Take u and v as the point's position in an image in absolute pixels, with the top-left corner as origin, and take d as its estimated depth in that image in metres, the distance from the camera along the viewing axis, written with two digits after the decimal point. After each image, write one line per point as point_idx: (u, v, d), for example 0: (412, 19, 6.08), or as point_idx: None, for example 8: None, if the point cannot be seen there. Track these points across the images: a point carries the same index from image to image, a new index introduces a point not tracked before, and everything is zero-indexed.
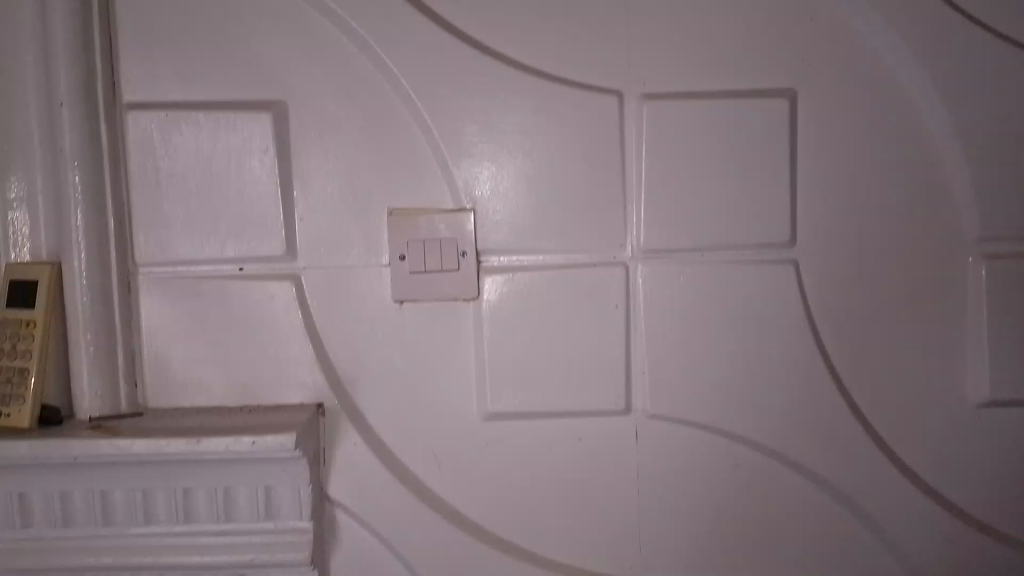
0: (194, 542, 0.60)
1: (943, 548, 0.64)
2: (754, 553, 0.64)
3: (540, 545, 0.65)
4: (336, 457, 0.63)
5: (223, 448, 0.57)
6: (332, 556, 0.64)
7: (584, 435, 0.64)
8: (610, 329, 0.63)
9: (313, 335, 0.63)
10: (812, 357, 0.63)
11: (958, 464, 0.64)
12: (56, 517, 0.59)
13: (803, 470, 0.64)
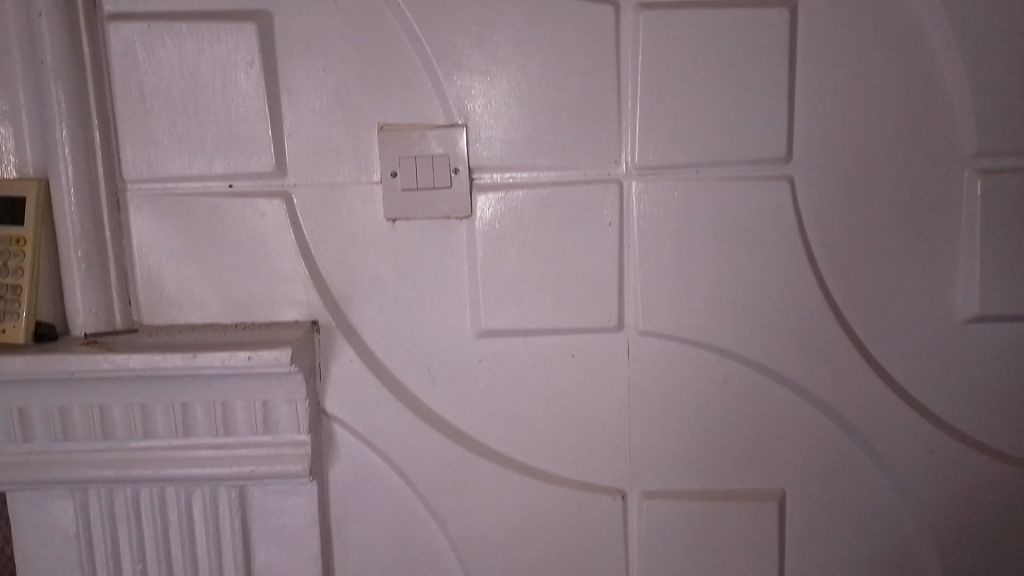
0: (194, 455, 0.61)
1: (928, 461, 0.66)
2: (741, 465, 0.66)
3: (533, 457, 0.66)
4: (332, 373, 0.64)
5: (218, 363, 0.57)
6: (330, 467, 0.65)
7: (577, 351, 0.65)
8: (604, 247, 0.63)
9: (305, 253, 0.63)
10: (805, 273, 0.63)
11: (946, 378, 0.65)
12: (57, 431, 0.60)
13: (793, 386, 0.65)
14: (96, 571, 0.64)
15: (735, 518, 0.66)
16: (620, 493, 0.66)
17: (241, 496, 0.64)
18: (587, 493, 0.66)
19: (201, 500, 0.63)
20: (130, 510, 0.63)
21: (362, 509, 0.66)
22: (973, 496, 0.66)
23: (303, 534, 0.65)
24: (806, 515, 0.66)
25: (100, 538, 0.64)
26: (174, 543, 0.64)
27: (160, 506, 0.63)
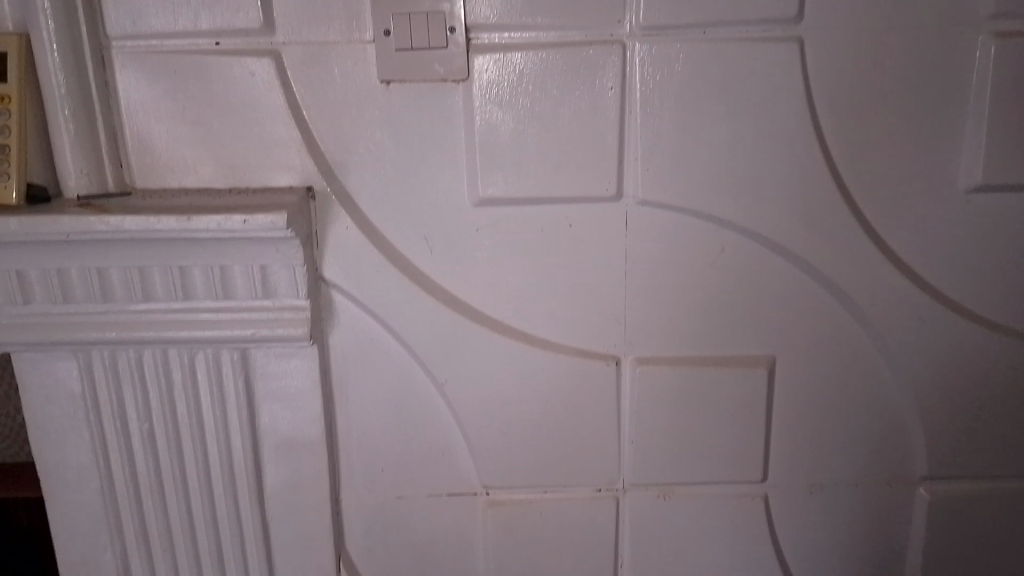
0: (195, 318, 0.62)
1: (918, 330, 0.67)
2: (734, 333, 0.67)
3: (530, 325, 0.67)
4: (328, 239, 0.63)
5: (214, 227, 0.57)
6: (330, 332, 0.66)
7: (575, 220, 0.64)
8: (604, 112, 0.61)
9: (297, 116, 0.61)
10: (809, 142, 0.62)
11: (942, 248, 0.65)
12: (55, 293, 0.60)
13: (789, 255, 0.65)
14: (104, 430, 0.66)
15: (726, 384, 0.68)
16: (614, 360, 0.67)
17: (243, 359, 0.65)
18: (583, 359, 0.67)
19: (203, 362, 0.65)
20: (134, 371, 0.64)
21: (361, 372, 0.68)
22: (959, 363, 0.68)
23: (305, 396, 0.66)
24: (796, 382, 0.68)
25: (106, 399, 0.65)
26: (178, 404, 0.66)
27: (163, 368, 0.65)
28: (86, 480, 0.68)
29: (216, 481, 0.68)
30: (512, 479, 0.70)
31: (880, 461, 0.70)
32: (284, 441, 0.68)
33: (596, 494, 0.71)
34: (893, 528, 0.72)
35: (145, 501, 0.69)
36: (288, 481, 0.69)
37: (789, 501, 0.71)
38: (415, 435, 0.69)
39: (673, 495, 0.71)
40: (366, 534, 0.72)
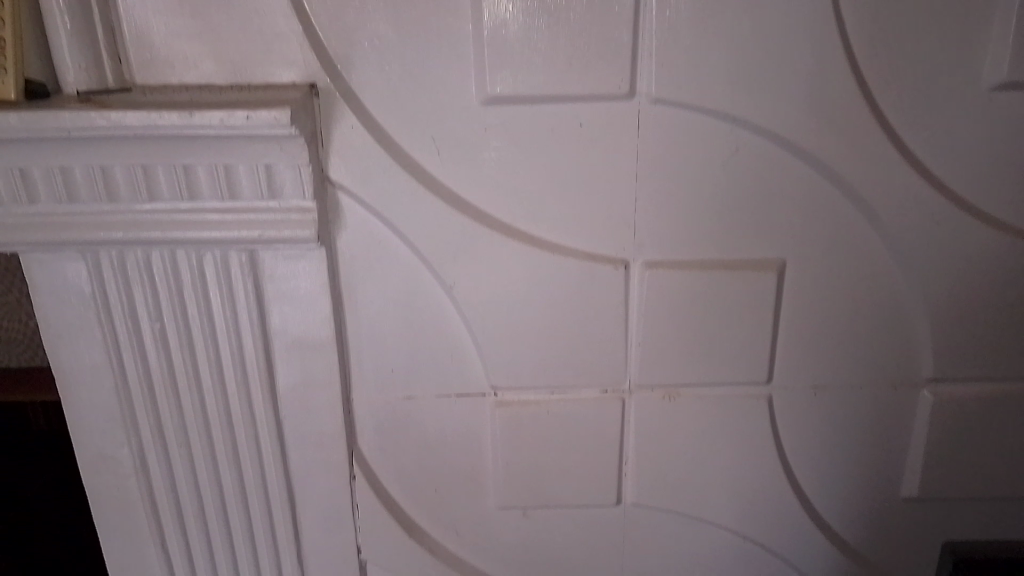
0: (202, 219, 0.62)
1: (932, 233, 0.66)
2: (745, 236, 0.66)
3: (539, 228, 0.66)
4: (333, 138, 0.62)
5: (216, 123, 0.56)
6: (337, 234, 0.66)
7: (586, 119, 0.63)
8: (618, 5, 0.59)
9: (298, 8, 0.59)
10: (831, 36, 0.59)
11: (960, 148, 0.63)
12: (60, 192, 0.60)
13: (804, 156, 0.63)
14: (116, 330, 0.67)
15: (735, 288, 0.67)
16: (623, 263, 0.67)
17: (251, 261, 0.65)
18: (591, 263, 0.67)
19: (211, 264, 0.64)
20: (143, 272, 0.64)
21: (370, 275, 0.67)
22: (970, 266, 0.67)
23: (314, 298, 0.67)
24: (805, 286, 0.68)
25: (116, 299, 0.66)
26: (188, 305, 0.66)
27: (171, 270, 0.64)
28: (101, 378, 0.69)
29: (228, 382, 0.69)
30: (520, 380, 0.71)
31: (885, 364, 0.71)
32: (295, 342, 0.68)
33: (602, 396, 0.72)
34: (895, 429, 0.73)
35: (159, 400, 0.70)
36: (300, 381, 0.70)
37: (793, 403, 0.72)
38: (425, 338, 0.70)
39: (678, 396, 0.72)
40: (377, 433, 0.74)
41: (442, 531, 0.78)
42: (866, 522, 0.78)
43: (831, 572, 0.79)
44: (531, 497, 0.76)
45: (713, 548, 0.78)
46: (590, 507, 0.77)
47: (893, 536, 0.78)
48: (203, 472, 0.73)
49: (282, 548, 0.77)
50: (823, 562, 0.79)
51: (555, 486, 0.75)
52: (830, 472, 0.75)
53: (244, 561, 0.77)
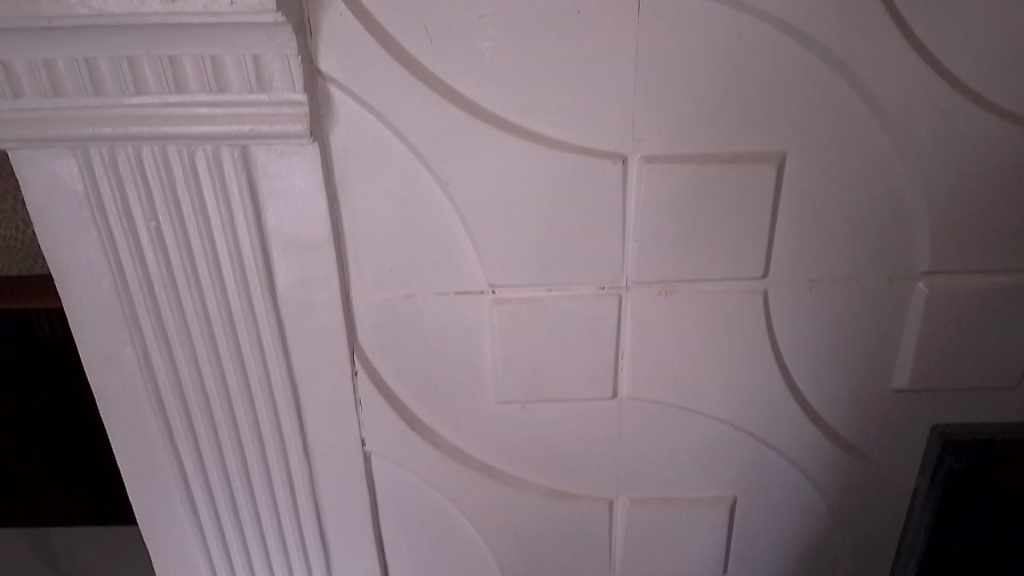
0: (191, 114, 0.60)
1: (935, 123, 0.65)
2: (745, 128, 0.65)
3: (537, 122, 0.65)
4: (323, 28, 0.60)
5: (200, 9, 0.55)
6: (331, 130, 0.65)
7: (583, 7, 0.60)
8: None
9: None
10: None
11: (969, 32, 0.61)
12: (45, 87, 0.59)
13: (807, 43, 0.62)
14: (111, 230, 0.67)
15: (734, 181, 0.67)
16: (621, 158, 0.66)
17: (243, 156, 0.64)
18: (589, 158, 0.66)
19: (204, 159, 0.63)
20: (135, 170, 0.64)
21: (366, 171, 0.67)
22: (973, 156, 0.66)
23: (309, 195, 0.66)
24: (805, 179, 0.67)
25: (110, 197, 0.65)
26: (182, 203, 0.65)
27: (163, 166, 0.64)
28: (100, 277, 0.69)
29: (227, 281, 0.69)
30: (518, 277, 0.72)
31: (882, 257, 0.71)
32: (291, 240, 0.68)
33: (599, 292, 0.72)
34: (888, 322, 0.74)
35: (159, 299, 0.70)
36: (298, 279, 0.70)
37: (789, 298, 0.73)
38: (422, 235, 0.70)
39: (675, 292, 0.72)
40: (377, 330, 0.74)
41: (443, 425, 0.80)
42: (858, 413, 0.79)
43: (821, 460, 0.82)
44: (530, 391, 0.78)
45: (707, 439, 0.81)
46: (588, 401, 0.78)
47: (884, 426, 0.80)
48: (207, 371, 0.74)
49: (288, 444, 0.79)
50: (815, 452, 0.81)
51: (553, 380, 0.77)
52: (824, 365, 0.76)
53: (252, 455, 0.79)
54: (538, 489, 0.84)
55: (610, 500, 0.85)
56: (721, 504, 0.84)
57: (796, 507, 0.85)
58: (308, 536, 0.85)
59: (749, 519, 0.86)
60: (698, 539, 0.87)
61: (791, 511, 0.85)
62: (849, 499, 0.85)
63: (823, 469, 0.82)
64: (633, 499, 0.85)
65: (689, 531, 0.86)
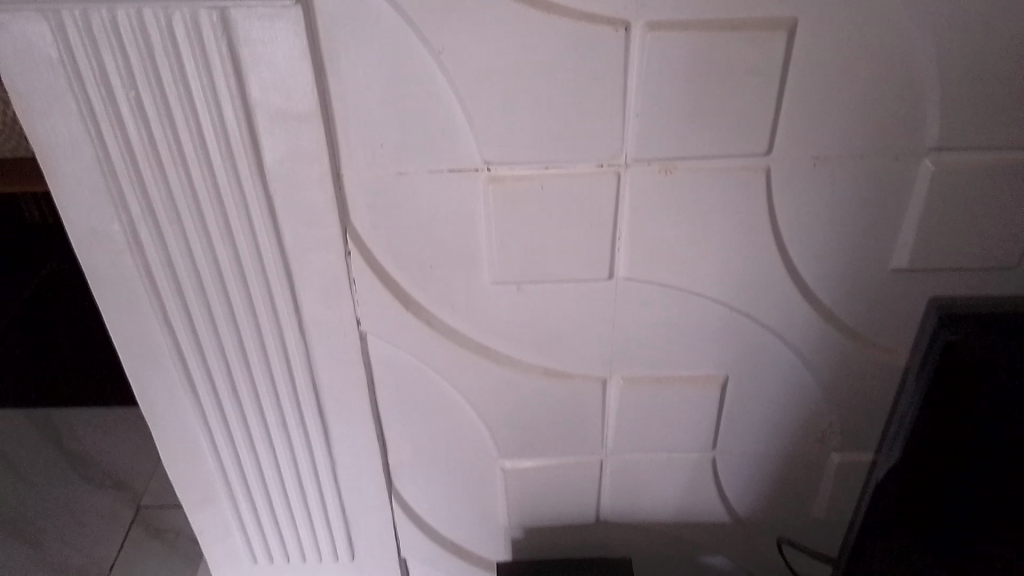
0: None
1: None
2: None
3: None
4: None
5: None
6: None
7: None
8: None
9: None
10: None
11: None
12: None
13: None
14: (90, 100, 0.64)
15: (740, 51, 0.64)
16: (624, 26, 0.63)
17: (223, 21, 0.61)
18: (589, 25, 0.62)
19: (182, 24, 0.60)
20: (110, 35, 0.60)
21: (353, 39, 0.63)
22: (992, 23, 0.63)
23: (294, 64, 0.63)
24: (815, 49, 0.64)
25: (86, 65, 0.62)
26: (162, 72, 0.62)
27: (140, 31, 0.60)
28: (82, 152, 0.67)
29: (213, 156, 0.67)
30: (514, 154, 0.69)
31: (889, 133, 0.69)
32: (278, 114, 0.65)
33: (598, 170, 0.70)
34: (891, 200, 0.73)
35: (145, 175, 0.68)
36: (286, 154, 0.68)
37: (792, 176, 0.71)
38: (414, 108, 0.67)
39: (674, 170, 0.70)
40: (369, 209, 0.73)
41: (437, 305, 0.80)
42: (854, 294, 0.79)
43: (814, 341, 0.82)
44: (525, 271, 0.77)
45: (703, 320, 0.81)
46: (583, 282, 0.78)
47: (879, 308, 0.80)
48: (198, 250, 0.73)
49: (283, 324, 0.78)
50: (808, 332, 0.82)
51: (549, 260, 0.76)
52: (823, 246, 0.76)
53: (248, 337, 0.79)
54: (533, 369, 0.85)
55: (603, 379, 0.86)
56: (712, 384, 0.86)
57: (787, 386, 0.86)
58: (307, 415, 0.86)
59: (739, 398, 0.87)
60: (689, 417, 0.89)
61: (781, 391, 0.86)
62: (840, 380, 0.86)
63: (815, 350, 0.83)
64: (627, 378, 0.86)
65: (680, 409, 0.88)
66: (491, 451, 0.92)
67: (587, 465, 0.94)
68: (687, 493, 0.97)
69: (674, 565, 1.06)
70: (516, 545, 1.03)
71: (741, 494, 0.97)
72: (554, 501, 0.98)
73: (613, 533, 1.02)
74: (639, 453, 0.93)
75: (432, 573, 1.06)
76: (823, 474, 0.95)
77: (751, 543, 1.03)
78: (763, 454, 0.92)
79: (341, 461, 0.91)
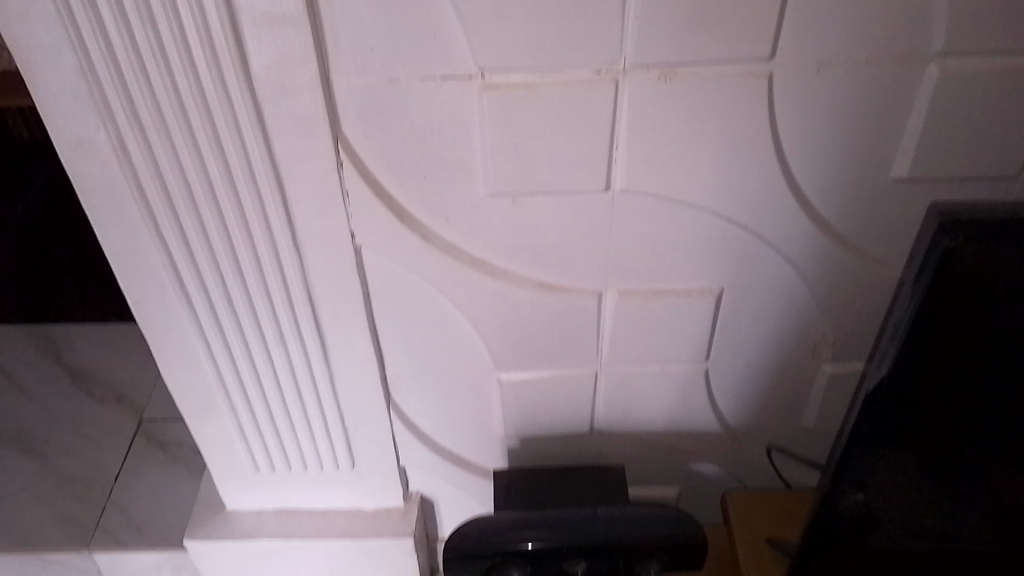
0: None
1: None
2: None
3: None
4: None
5: None
6: None
7: None
8: None
9: None
10: None
11: None
12: None
13: None
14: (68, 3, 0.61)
15: None
16: None
17: None
18: None
19: None
20: None
21: None
22: None
23: None
24: None
25: None
26: None
27: None
28: (63, 57, 0.65)
29: (198, 61, 0.65)
30: (509, 59, 0.67)
31: (895, 38, 0.67)
32: (263, 17, 0.63)
33: (595, 77, 0.69)
34: (894, 107, 0.71)
35: (129, 83, 0.66)
36: (273, 59, 0.66)
37: (795, 82, 0.69)
38: (404, 11, 0.64)
39: (674, 77, 0.69)
40: (360, 118, 0.71)
41: (432, 217, 0.79)
42: (854, 205, 0.79)
43: (810, 253, 0.82)
44: (521, 182, 0.76)
45: (700, 231, 0.80)
46: (579, 194, 0.77)
47: (877, 219, 0.80)
48: (188, 161, 0.71)
49: (277, 236, 0.78)
50: (805, 244, 0.81)
51: (545, 171, 0.75)
52: (823, 155, 0.74)
53: (242, 250, 0.79)
54: (528, 282, 0.85)
55: (599, 293, 0.86)
56: (708, 297, 0.86)
57: (781, 298, 0.86)
58: (304, 329, 0.87)
59: (733, 311, 0.88)
60: (684, 330, 0.89)
61: (776, 303, 0.87)
62: (834, 291, 0.86)
63: (811, 261, 0.83)
64: (622, 291, 0.86)
65: (675, 322, 0.88)
66: (486, 363, 0.93)
67: (581, 377, 0.95)
68: (680, 404, 0.99)
69: (666, 473, 1.09)
70: (512, 455, 1.05)
71: (732, 405, 0.99)
72: (548, 412, 1.00)
73: (607, 442, 1.04)
74: (633, 365, 0.94)
75: (430, 480, 1.09)
76: (814, 385, 0.96)
77: (741, 451, 1.06)
78: (756, 365, 0.94)
79: (339, 373, 0.92)
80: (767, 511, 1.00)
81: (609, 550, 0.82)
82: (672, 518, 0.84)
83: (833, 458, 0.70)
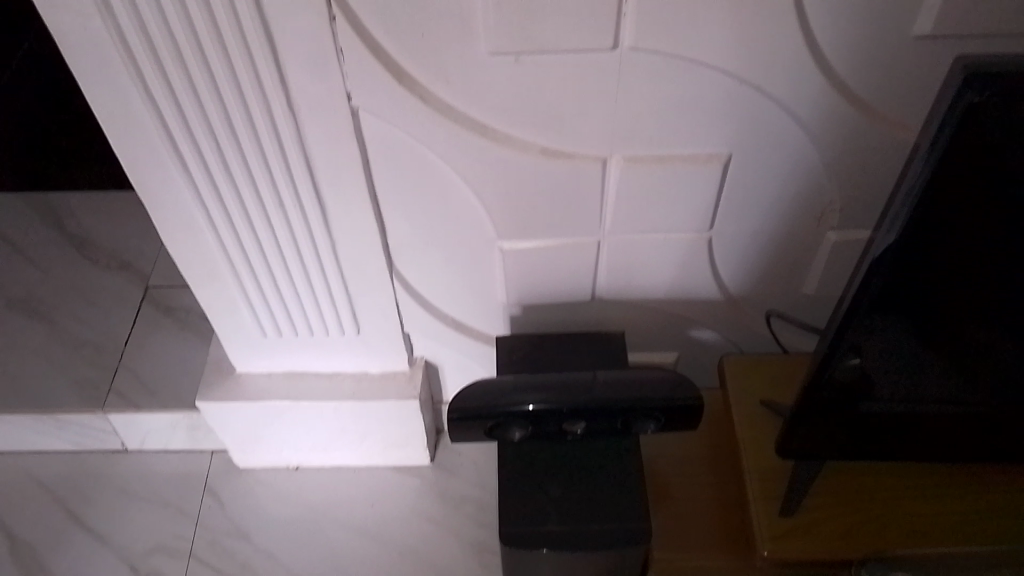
0: None
1: None
2: None
3: None
4: None
5: None
6: None
7: None
8: None
9: None
10: None
11: None
12: None
13: None
14: None
15: None
16: None
17: None
18: None
19: None
20: None
21: None
22: None
23: None
24: None
25: None
26: None
27: None
28: None
29: None
30: None
31: None
32: None
33: None
34: None
35: None
36: None
37: None
38: None
39: None
40: None
41: (429, 77, 0.76)
42: (872, 65, 0.75)
43: (821, 116, 0.79)
44: (522, 39, 0.72)
45: (709, 92, 0.77)
46: (585, 51, 0.74)
47: (894, 80, 0.76)
48: (173, 14, 0.68)
49: (271, 95, 0.75)
50: (817, 106, 0.78)
51: (549, 27, 0.71)
52: (843, 9, 0.70)
53: (235, 111, 0.76)
54: (530, 146, 0.83)
55: (603, 159, 0.84)
56: (714, 163, 0.84)
57: (789, 164, 0.84)
58: (304, 194, 0.86)
59: (739, 177, 0.86)
60: (689, 197, 0.88)
61: (784, 169, 0.85)
62: (844, 156, 0.84)
63: (822, 125, 0.80)
64: (627, 158, 0.84)
65: (680, 189, 0.87)
66: (487, 230, 0.92)
67: (583, 245, 0.95)
68: (681, 272, 0.99)
69: (665, 339, 1.11)
70: (514, 321, 1.07)
71: (734, 272, 0.99)
72: (550, 280, 1.00)
73: (607, 309, 1.05)
74: (636, 233, 0.93)
75: (433, 346, 1.11)
76: (817, 252, 0.96)
77: (740, 318, 1.07)
78: (759, 232, 0.93)
79: (340, 238, 0.92)
80: (762, 376, 1.02)
81: (606, 411, 0.85)
82: (670, 382, 0.86)
83: (832, 325, 0.70)
